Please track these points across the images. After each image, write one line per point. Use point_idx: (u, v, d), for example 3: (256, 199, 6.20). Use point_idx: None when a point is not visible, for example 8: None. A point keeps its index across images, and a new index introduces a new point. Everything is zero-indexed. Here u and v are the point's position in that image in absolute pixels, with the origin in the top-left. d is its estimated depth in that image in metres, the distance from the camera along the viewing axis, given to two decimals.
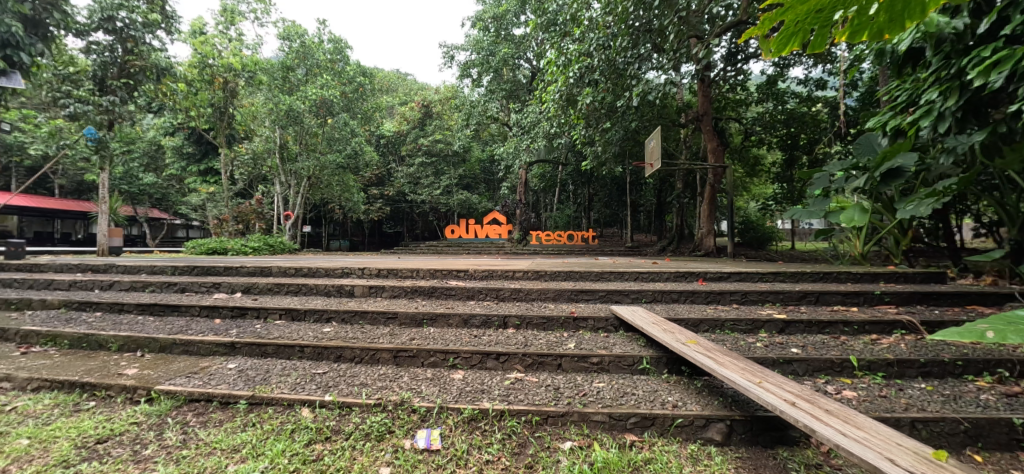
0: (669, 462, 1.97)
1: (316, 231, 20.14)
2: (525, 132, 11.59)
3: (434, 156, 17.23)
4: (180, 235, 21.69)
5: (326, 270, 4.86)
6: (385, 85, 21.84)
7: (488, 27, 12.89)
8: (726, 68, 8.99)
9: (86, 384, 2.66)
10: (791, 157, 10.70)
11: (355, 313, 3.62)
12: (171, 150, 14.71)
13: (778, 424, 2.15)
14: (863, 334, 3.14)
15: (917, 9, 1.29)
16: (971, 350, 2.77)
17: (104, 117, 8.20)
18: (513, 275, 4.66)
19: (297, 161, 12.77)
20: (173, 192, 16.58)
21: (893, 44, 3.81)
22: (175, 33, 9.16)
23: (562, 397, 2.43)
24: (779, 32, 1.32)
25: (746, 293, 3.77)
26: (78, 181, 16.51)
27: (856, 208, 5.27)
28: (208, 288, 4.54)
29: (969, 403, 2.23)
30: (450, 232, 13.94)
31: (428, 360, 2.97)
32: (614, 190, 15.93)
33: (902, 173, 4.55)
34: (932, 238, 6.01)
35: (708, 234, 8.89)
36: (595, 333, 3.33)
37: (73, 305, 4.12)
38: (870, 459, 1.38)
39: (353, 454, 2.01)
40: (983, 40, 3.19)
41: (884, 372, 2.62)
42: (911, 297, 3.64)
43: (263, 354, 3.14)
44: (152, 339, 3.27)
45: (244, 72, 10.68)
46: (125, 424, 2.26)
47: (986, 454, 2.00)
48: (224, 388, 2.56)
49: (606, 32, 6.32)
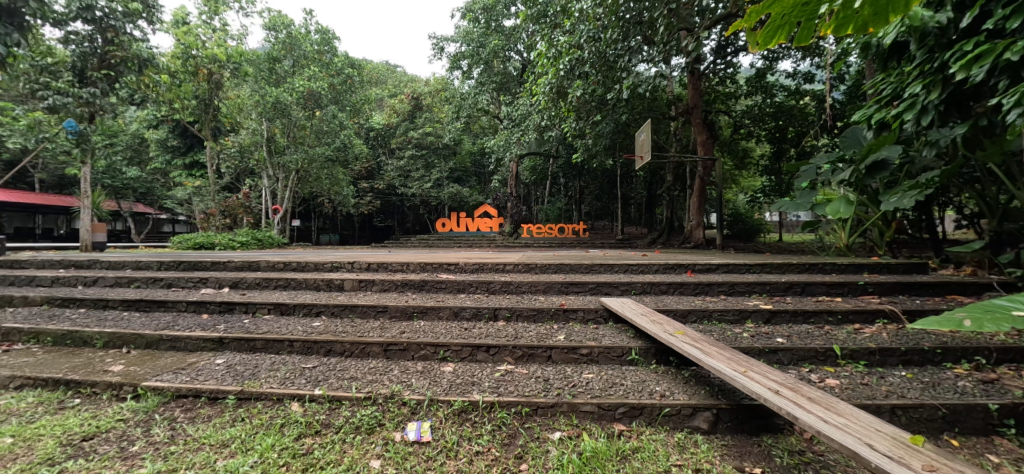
0: (656, 451, 2.00)
1: (305, 224, 19.98)
2: (516, 125, 11.55)
3: (425, 149, 17.12)
4: (166, 230, 21.53)
5: (314, 264, 4.77)
6: (375, 77, 21.63)
7: (478, 18, 12.72)
8: (715, 61, 8.99)
9: (70, 381, 2.62)
10: (779, 150, 10.79)
11: (345, 307, 3.61)
12: (154, 143, 14.39)
13: (762, 412, 2.20)
14: (847, 323, 3.21)
15: (900, 3, 1.31)
16: (950, 338, 2.84)
17: (85, 109, 8.13)
18: (504, 268, 4.62)
19: (285, 154, 12.47)
20: (157, 186, 16.28)
21: (878, 38, 3.80)
22: (156, 23, 8.89)
23: (552, 388, 2.46)
24: (766, 25, 1.34)
25: (733, 285, 3.81)
26: (59, 175, 16.17)
27: (842, 200, 5.18)
28: (195, 283, 4.49)
29: (948, 390, 2.30)
30: (440, 226, 13.65)
31: (418, 353, 2.97)
32: (605, 182, 15.99)
33: (886, 165, 4.61)
34: (916, 229, 6.13)
35: (697, 226, 8.94)
36: (585, 325, 3.36)
37: (56, 302, 4.05)
38: (849, 445, 1.42)
39: (343, 447, 2.02)
40: (965, 34, 3.22)
41: (866, 361, 2.67)
42: (894, 287, 3.72)
43: (252, 349, 3.12)
44: (137, 335, 3.22)
45: (229, 63, 10.26)
46: (111, 421, 2.23)
47: (962, 439, 2.07)
48: (212, 384, 2.55)
49: (596, 25, 6.24)
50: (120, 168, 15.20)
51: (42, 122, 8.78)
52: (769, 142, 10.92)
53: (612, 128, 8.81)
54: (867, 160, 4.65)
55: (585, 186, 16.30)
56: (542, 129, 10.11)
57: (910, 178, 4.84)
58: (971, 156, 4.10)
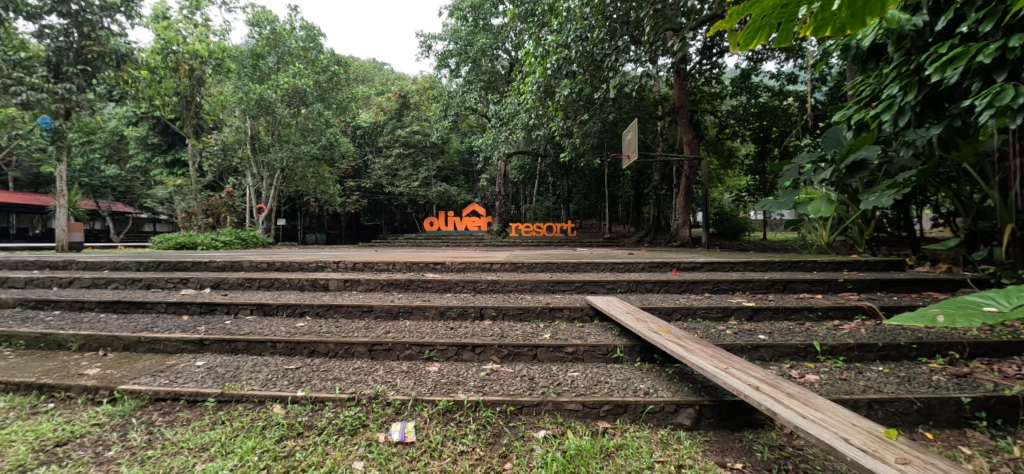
0: (640, 448, 2.01)
1: (291, 224, 19.69)
2: (504, 123, 11.54)
3: (412, 148, 16.96)
4: (147, 229, 21.06)
5: (299, 263, 4.69)
6: (361, 75, 21.41)
7: (466, 16, 12.64)
8: (701, 61, 9.07)
9: (43, 385, 2.55)
10: (763, 149, 10.95)
11: (330, 307, 3.57)
12: (134, 141, 14.06)
13: (745, 408, 2.23)
14: (827, 319, 3.27)
15: (877, 6, 1.32)
16: (925, 333, 2.91)
17: (60, 105, 7.91)
18: (491, 267, 4.60)
19: (270, 152, 12.32)
20: (137, 185, 15.88)
21: (857, 40, 3.89)
22: (135, 18, 8.69)
23: (537, 387, 2.46)
24: (747, 26, 1.34)
25: (718, 283, 3.87)
26: (33, 173, 15.67)
27: (823, 199, 5.29)
28: (175, 284, 4.38)
29: (922, 384, 2.36)
30: (428, 225, 13.53)
31: (403, 353, 2.94)
32: (593, 182, 16.07)
33: (866, 165, 4.70)
34: (894, 227, 6.28)
35: (684, 225, 9.03)
36: (571, 323, 3.37)
37: (29, 304, 3.94)
38: (827, 440, 1.44)
39: (325, 449, 1.99)
40: (941, 37, 3.31)
41: (844, 356, 2.73)
42: (872, 284, 3.80)
43: (234, 351, 3.06)
44: (114, 337, 3.14)
45: (210, 59, 10.13)
46: (86, 426, 2.18)
47: (936, 431, 2.13)
48: (191, 387, 2.49)
49: (583, 24, 6.28)
50: (98, 166, 14.80)
51: (15, 119, 8.49)
52: (753, 142, 11.08)
53: (600, 127, 8.85)
54: (846, 160, 4.74)
55: (573, 185, 16.36)
56: (530, 128, 10.10)
57: (889, 178, 4.96)
58: (947, 156, 4.21)
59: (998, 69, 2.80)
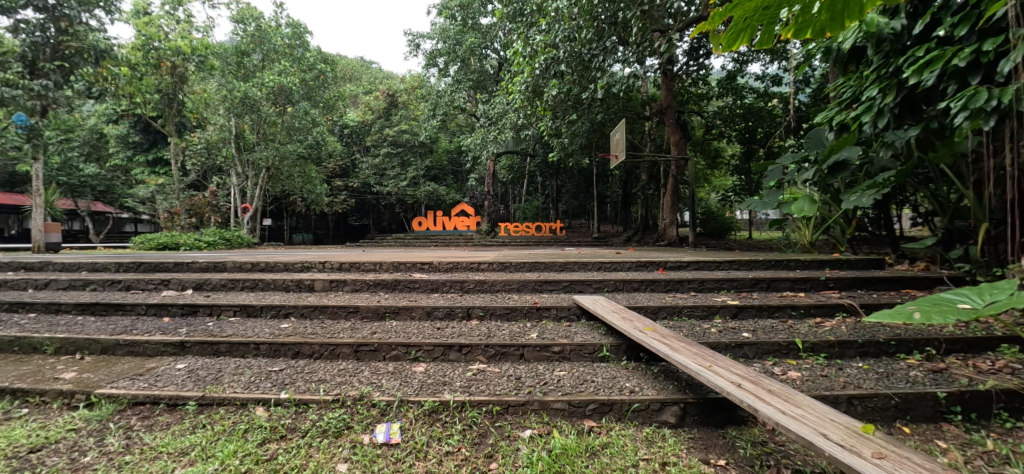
0: (625, 446, 2.03)
1: (277, 224, 19.42)
2: (493, 123, 11.52)
3: (401, 147, 16.83)
4: (128, 230, 20.58)
5: (283, 264, 4.62)
6: (349, 74, 21.22)
7: (455, 15, 12.54)
8: (688, 63, 9.17)
9: (16, 390, 2.47)
10: (749, 150, 11.10)
11: (315, 307, 3.53)
12: (115, 139, 13.73)
13: (728, 405, 2.26)
14: (808, 317, 3.33)
15: (855, 9, 1.35)
16: (903, 330, 2.98)
17: (36, 102, 7.76)
18: (478, 267, 4.59)
19: (255, 150, 12.13)
20: (118, 184, 15.50)
21: (838, 43, 3.97)
22: (115, 13, 8.52)
23: (523, 387, 2.46)
24: (729, 27, 1.36)
25: (703, 281, 3.91)
26: (8, 171, 15.20)
27: (806, 198, 5.37)
28: (155, 285, 4.29)
29: (900, 379, 2.41)
30: (417, 225, 13.40)
31: (389, 354, 2.92)
32: (582, 181, 16.13)
33: (847, 165, 4.80)
34: (874, 227, 6.41)
35: (671, 225, 9.10)
36: (558, 323, 3.38)
37: (2, 306, 3.83)
38: (806, 436, 1.46)
39: (309, 451, 1.96)
40: (918, 40, 3.40)
41: (826, 353, 2.79)
42: (853, 282, 3.87)
43: (216, 353, 3.01)
44: (92, 340, 3.07)
45: (194, 56, 9.23)
46: (61, 431, 2.12)
47: (913, 426, 2.18)
48: (172, 390, 2.44)
49: (571, 24, 6.33)
50: (77, 165, 14.42)
51: None
52: (739, 142, 11.23)
53: (588, 127, 8.87)
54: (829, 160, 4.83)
55: (562, 185, 16.39)
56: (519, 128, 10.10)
57: (869, 178, 5.07)
58: (924, 157, 4.32)
59: (972, 72, 2.90)
